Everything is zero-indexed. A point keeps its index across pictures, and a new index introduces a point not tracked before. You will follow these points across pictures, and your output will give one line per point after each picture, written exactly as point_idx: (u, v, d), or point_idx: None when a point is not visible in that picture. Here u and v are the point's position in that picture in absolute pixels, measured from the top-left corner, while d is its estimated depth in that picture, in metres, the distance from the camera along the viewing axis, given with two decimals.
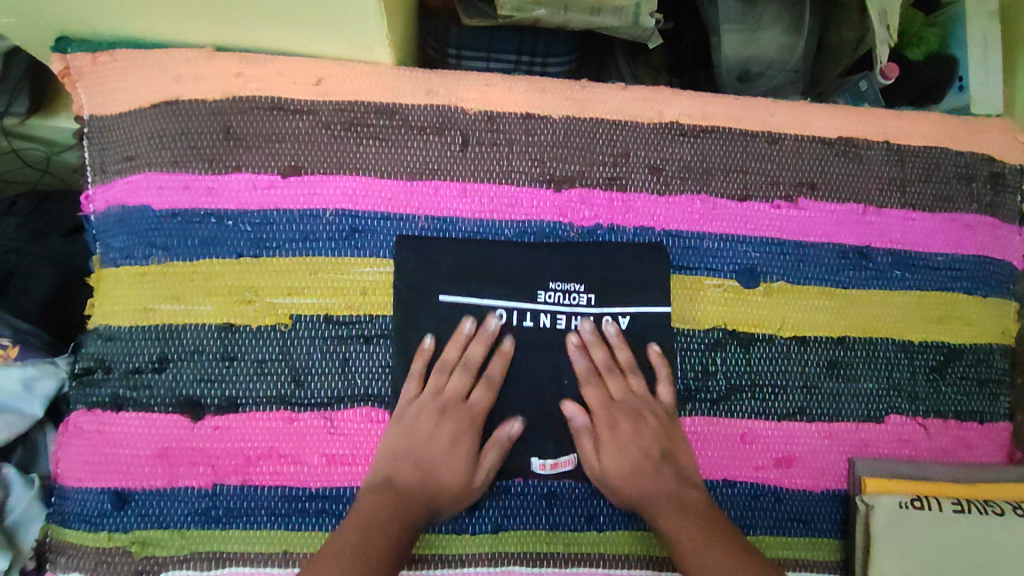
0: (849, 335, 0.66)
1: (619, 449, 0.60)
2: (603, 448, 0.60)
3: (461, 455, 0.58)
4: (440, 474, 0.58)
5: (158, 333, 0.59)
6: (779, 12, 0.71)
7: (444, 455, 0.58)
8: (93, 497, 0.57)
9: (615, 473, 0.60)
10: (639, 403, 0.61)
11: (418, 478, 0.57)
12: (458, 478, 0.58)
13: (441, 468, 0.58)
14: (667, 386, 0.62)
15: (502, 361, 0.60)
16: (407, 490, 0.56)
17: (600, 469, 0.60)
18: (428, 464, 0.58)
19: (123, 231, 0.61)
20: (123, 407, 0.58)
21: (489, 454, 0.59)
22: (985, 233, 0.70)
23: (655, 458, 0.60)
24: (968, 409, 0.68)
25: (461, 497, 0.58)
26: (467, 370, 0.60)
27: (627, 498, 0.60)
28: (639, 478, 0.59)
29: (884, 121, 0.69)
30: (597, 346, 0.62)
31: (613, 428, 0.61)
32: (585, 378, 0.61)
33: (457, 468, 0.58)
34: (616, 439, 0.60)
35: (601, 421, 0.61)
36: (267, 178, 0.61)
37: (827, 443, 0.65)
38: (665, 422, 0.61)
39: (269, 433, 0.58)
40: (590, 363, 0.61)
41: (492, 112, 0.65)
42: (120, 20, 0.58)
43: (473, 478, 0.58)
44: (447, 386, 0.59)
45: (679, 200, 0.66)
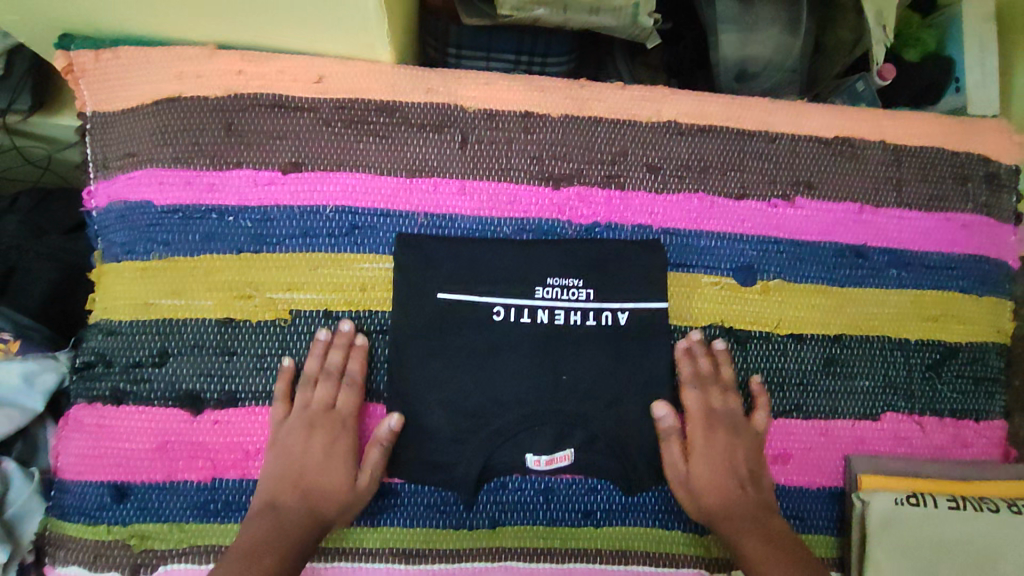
0: (845, 332, 0.67)
1: (709, 459, 0.61)
2: (694, 457, 0.61)
3: (339, 463, 0.58)
4: (323, 483, 0.57)
5: (159, 328, 0.60)
6: (777, 12, 0.71)
7: (323, 466, 0.57)
8: (92, 490, 0.57)
9: (700, 481, 0.60)
10: (735, 419, 0.63)
11: (307, 496, 0.56)
12: (341, 483, 0.57)
13: (322, 475, 0.57)
14: (764, 414, 0.63)
15: (361, 357, 0.60)
16: (293, 512, 0.55)
17: (688, 475, 0.61)
18: (310, 478, 0.57)
19: (124, 226, 0.61)
20: (123, 401, 0.58)
21: (373, 454, 0.58)
22: (981, 233, 0.70)
23: (741, 478, 0.61)
24: (964, 407, 0.68)
25: (353, 505, 0.57)
26: (330, 378, 0.59)
27: (706, 507, 0.60)
28: (723, 493, 0.60)
29: (881, 121, 0.70)
30: (699, 353, 0.63)
31: (708, 439, 0.62)
32: (689, 382, 0.62)
33: (340, 475, 0.57)
34: (707, 449, 0.61)
35: (694, 426, 0.62)
36: (268, 174, 0.62)
37: (824, 440, 0.65)
38: (755, 445, 0.63)
39: (268, 428, 0.59)
40: (696, 369, 0.63)
41: (491, 110, 0.65)
42: (123, 17, 0.58)
43: (356, 480, 0.58)
44: (314, 398, 0.59)
45: (677, 198, 0.66)
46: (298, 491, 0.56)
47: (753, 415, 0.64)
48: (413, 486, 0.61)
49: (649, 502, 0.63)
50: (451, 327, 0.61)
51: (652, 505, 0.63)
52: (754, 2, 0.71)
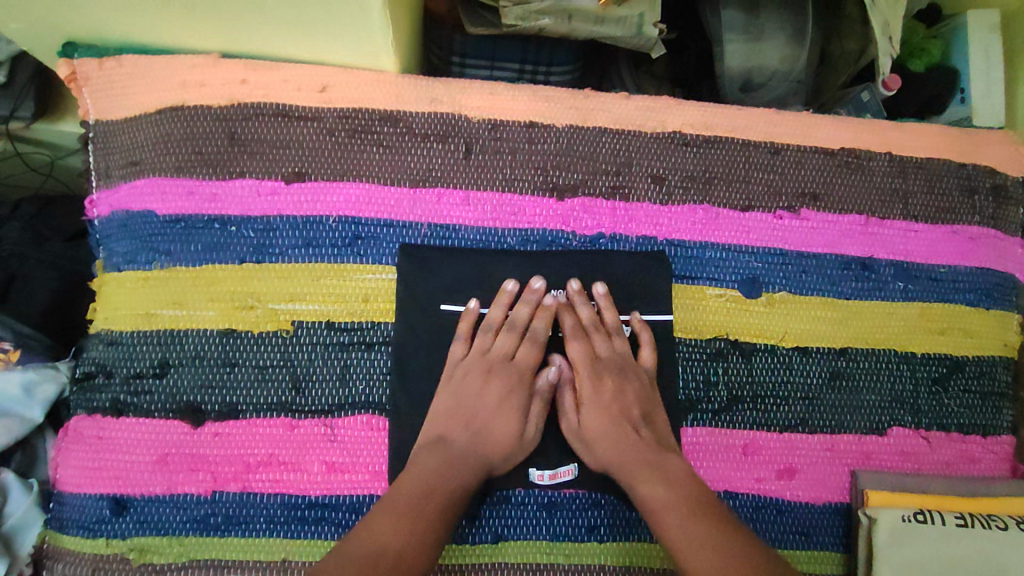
0: (851, 346, 0.66)
1: (601, 408, 0.61)
2: (585, 408, 0.61)
3: (511, 412, 0.60)
4: (492, 430, 0.59)
5: (160, 338, 0.59)
6: (783, 22, 0.71)
7: (494, 413, 0.59)
8: (91, 503, 0.57)
9: (591, 432, 0.60)
10: (622, 363, 0.62)
11: (473, 438, 0.58)
12: (508, 431, 0.60)
13: (496, 421, 0.59)
14: (650, 350, 0.63)
15: (547, 315, 0.61)
16: (461, 452, 0.57)
17: (580, 427, 0.61)
18: (480, 422, 0.59)
19: (126, 235, 0.61)
20: (123, 412, 0.58)
21: (535, 407, 0.61)
22: (988, 245, 0.70)
23: (635, 422, 0.60)
24: (972, 422, 0.67)
25: (515, 453, 0.60)
26: (514, 331, 0.61)
27: (601, 456, 0.60)
28: (614, 440, 0.59)
29: (887, 133, 0.69)
30: (580, 303, 0.62)
31: (596, 388, 0.61)
32: (570, 334, 0.62)
33: (508, 424, 0.60)
34: (597, 398, 0.61)
35: (581, 378, 0.62)
36: (270, 184, 0.61)
37: (829, 455, 0.65)
38: (645, 387, 0.62)
39: (269, 440, 0.58)
40: (578, 321, 0.62)
41: (496, 120, 0.65)
42: (126, 26, 0.58)
43: (523, 431, 0.60)
44: (493, 346, 0.61)
45: (682, 210, 0.66)
46: (468, 433, 0.59)
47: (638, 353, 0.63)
48: None
49: None
50: None
51: None
52: (759, 12, 0.71)
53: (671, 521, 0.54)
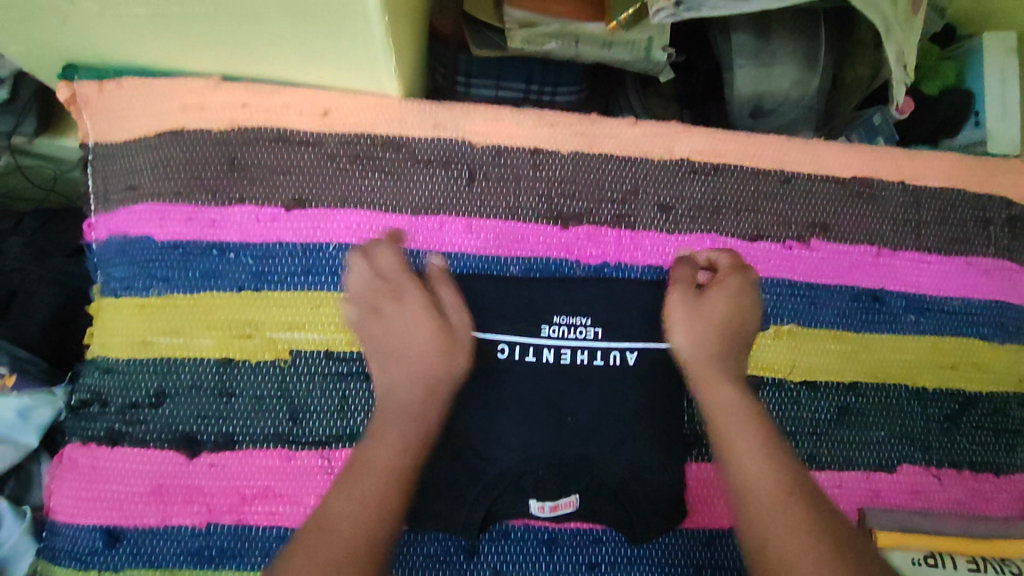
0: (860, 381, 0.65)
1: (721, 313, 0.56)
2: (704, 301, 0.56)
3: (418, 317, 0.54)
4: (399, 340, 0.53)
5: (156, 367, 0.58)
6: (794, 48, 0.69)
7: (401, 324, 0.54)
8: (85, 534, 0.56)
9: (697, 325, 0.55)
10: (752, 298, 0.58)
11: (405, 365, 0.52)
12: (428, 337, 0.53)
13: (421, 317, 0.54)
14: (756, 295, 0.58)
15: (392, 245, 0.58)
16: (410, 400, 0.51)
17: (699, 307, 0.56)
18: (394, 341, 0.53)
19: (123, 261, 0.60)
20: (118, 442, 0.57)
21: (441, 295, 0.56)
22: (1002, 278, 0.68)
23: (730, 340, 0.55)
24: (984, 460, 0.65)
25: (457, 349, 0.54)
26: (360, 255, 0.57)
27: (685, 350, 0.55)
28: (726, 341, 0.55)
29: (900, 161, 0.68)
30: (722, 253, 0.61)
31: (731, 300, 0.57)
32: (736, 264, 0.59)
33: (411, 324, 0.53)
34: (721, 307, 0.56)
35: (715, 282, 0.57)
36: (270, 210, 0.60)
37: (836, 492, 0.63)
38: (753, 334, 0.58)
39: (265, 472, 0.57)
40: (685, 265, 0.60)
41: (500, 146, 0.64)
42: (128, 49, 0.57)
43: (443, 322, 0.54)
44: (374, 269, 0.56)
45: (688, 239, 0.65)
46: (388, 369, 0.53)
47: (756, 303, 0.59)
48: (414, 534, 0.59)
49: (656, 555, 0.60)
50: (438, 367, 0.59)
51: (659, 558, 0.61)
52: (770, 37, 0.69)
53: (726, 390, 0.52)
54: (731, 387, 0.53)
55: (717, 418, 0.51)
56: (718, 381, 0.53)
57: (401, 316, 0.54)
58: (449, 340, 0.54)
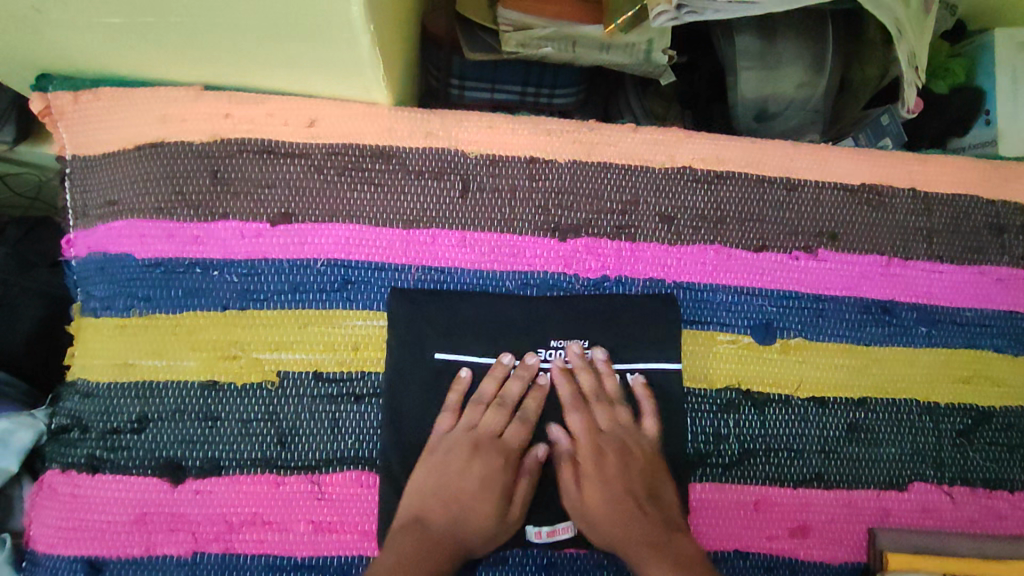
0: (870, 396, 0.62)
1: (601, 480, 0.58)
2: (587, 479, 0.58)
3: (492, 495, 0.56)
4: (473, 508, 0.56)
5: (139, 390, 0.56)
6: (800, 49, 0.67)
7: (474, 490, 0.56)
8: (65, 566, 0.54)
9: (599, 515, 0.56)
10: (622, 437, 0.59)
11: (450, 522, 0.55)
12: (489, 513, 0.56)
13: (455, 483, 0.56)
14: (652, 420, 0.59)
15: (541, 393, 0.59)
16: (431, 541, 0.53)
17: (580, 497, 0.57)
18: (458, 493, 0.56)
19: (104, 280, 0.58)
20: (99, 469, 0.55)
21: (523, 484, 0.57)
22: (1017, 287, 0.65)
23: (643, 499, 0.57)
24: (999, 477, 0.63)
25: (494, 536, 0.56)
26: (504, 408, 0.58)
27: (605, 533, 0.56)
28: (618, 501, 0.57)
29: (910, 167, 0.65)
30: (580, 368, 0.59)
31: (602, 462, 0.58)
32: (568, 405, 0.59)
33: (490, 504, 0.56)
34: (600, 474, 0.58)
35: (581, 450, 0.58)
36: (255, 226, 0.58)
37: (845, 511, 0.60)
38: (650, 457, 0.58)
39: (253, 498, 0.55)
40: (576, 390, 0.59)
41: (494, 156, 0.61)
42: (103, 58, 0.55)
43: (506, 512, 0.56)
44: (482, 421, 0.58)
45: (691, 250, 0.62)
46: (445, 513, 0.55)
47: (642, 424, 0.59)
48: None
49: None
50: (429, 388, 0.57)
51: None
52: (775, 39, 0.66)
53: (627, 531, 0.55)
54: (634, 524, 0.55)
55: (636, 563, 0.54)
56: (621, 529, 0.56)
57: (452, 476, 0.56)
58: (498, 526, 0.56)
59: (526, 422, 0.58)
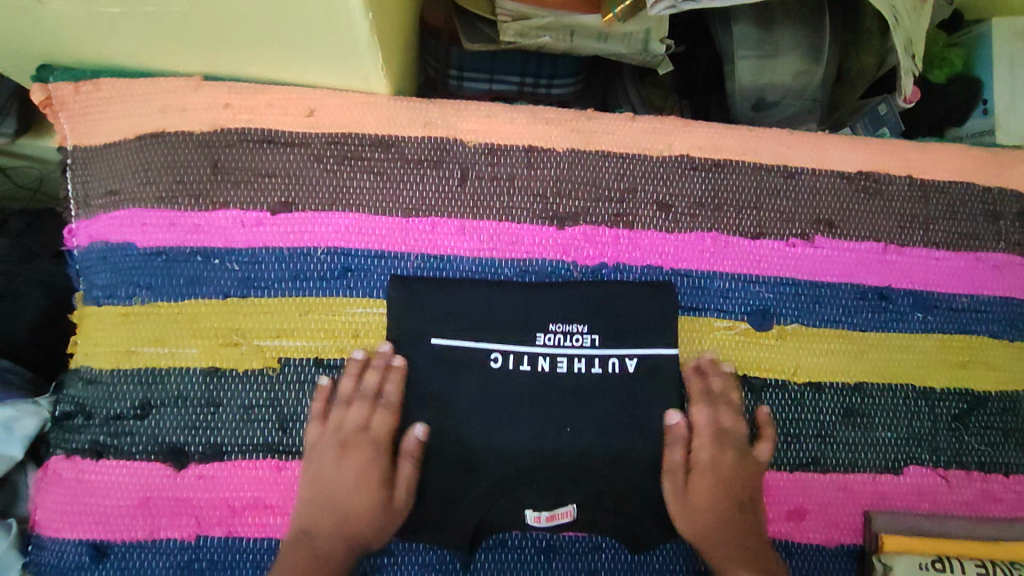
0: (866, 381, 0.63)
1: (710, 477, 0.58)
2: (694, 477, 0.58)
3: (370, 489, 0.55)
4: (353, 505, 0.55)
5: (141, 377, 0.57)
6: (797, 38, 0.67)
7: (350, 489, 0.55)
8: (71, 549, 0.54)
9: (694, 511, 0.57)
10: (741, 444, 0.59)
11: (340, 522, 0.54)
12: (371, 506, 0.55)
13: (334, 483, 0.55)
14: (768, 445, 0.60)
15: (399, 379, 0.57)
16: (326, 549, 0.53)
17: (684, 492, 0.58)
18: (330, 497, 0.55)
19: (106, 268, 0.59)
20: (102, 454, 0.55)
21: (405, 471, 0.55)
22: (1013, 274, 0.66)
23: (741, 507, 0.58)
24: (995, 461, 0.63)
25: (384, 529, 0.55)
26: (364, 401, 0.56)
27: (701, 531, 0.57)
28: (722, 505, 0.58)
29: (907, 154, 0.66)
30: (711, 371, 0.60)
31: (716, 461, 0.58)
32: (697, 398, 0.59)
33: (367, 501, 0.55)
34: (706, 469, 0.58)
35: (699, 442, 0.59)
36: (255, 214, 0.58)
37: (841, 495, 0.61)
38: (758, 473, 0.59)
39: (255, 483, 0.56)
40: (704, 386, 0.60)
41: (492, 145, 0.62)
42: (104, 49, 0.55)
43: (391, 502, 0.55)
44: (347, 418, 0.56)
45: (689, 237, 0.63)
46: (333, 517, 0.54)
47: (756, 443, 0.60)
48: (408, 543, 0.58)
49: (657, 562, 0.59)
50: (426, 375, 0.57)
51: (660, 565, 0.59)
52: (772, 27, 0.67)
53: (718, 533, 0.57)
54: (725, 528, 0.57)
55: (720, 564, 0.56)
56: (707, 528, 0.57)
57: (331, 477, 0.55)
58: (384, 519, 0.55)
59: (392, 413, 0.56)
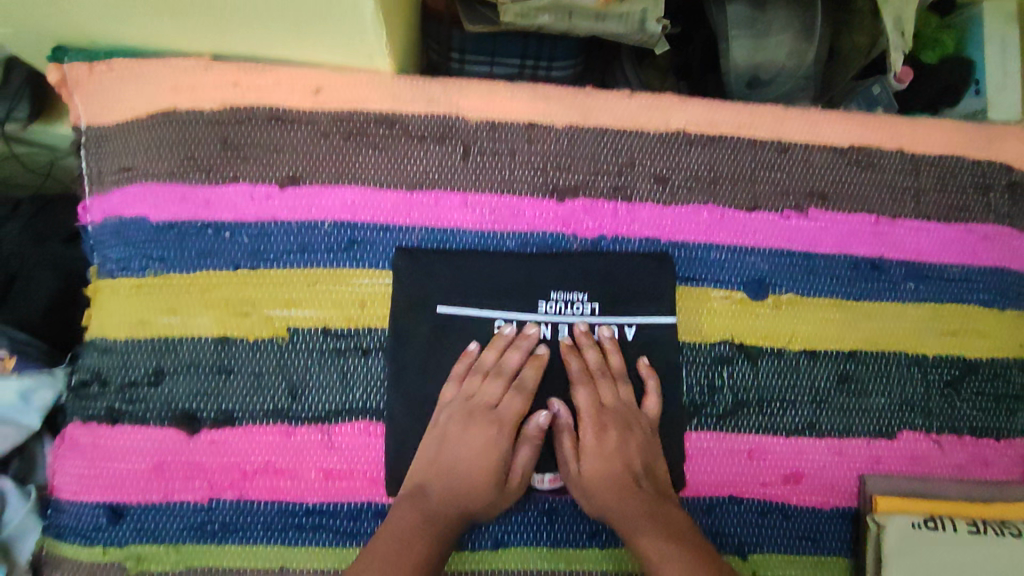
0: (860, 349, 0.64)
1: (599, 453, 0.59)
2: (585, 453, 0.59)
3: (491, 465, 0.57)
4: (477, 481, 0.56)
5: (155, 345, 0.58)
6: (790, 16, 0.68)
7: (473, 463, 0.57)
8: (88, 511, 0.56)
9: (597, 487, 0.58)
10: (628, 414, 0.60)
11: (455, 494, 0.56)
12: (493, 483, 0.57)
13: (461, 460, 0.57)
14: (655, 400, 0.61)
15: (539, 363, 0.59)
16: (443, 518, 0.55)
17: (579, 472, 0.58)
18: (454, 470, 0.57)
19: (120, 242, 0.60)
20: (118, 420, 0.57)
21: (524, 452, 0.58)
22: (1003, 244, 0.67)
23: (636, 475, 0.58)
24: (986, 425, 0.65)
25: (498, 503, 0.57)
26: (502, 376, 0.58)
27: (600, 504, 0.57)
28: (619, 476, 0.58)
29: (898, 129, 0.67)
30: (586, 346, 0.60)
31: (623, 435, 0.59)
32: (576, 379, 0.59)
33: (492, 474, 0.57)
34: (601, 447, 0.59)
35: (583, 422, 0.59)
36: (264, 188, 0.60)
37: (836, 459, 0.63)
38: (648, 435, 0.60)
39: (265, 447, 0.57)
40: (584, 365, 0.60)
41: (493, 121, 0.63)
42: (116, 30, 0.57)
43: (508, 482, 0.58)
44: (479, 393, 0.58)
45: (685, 210, 0.64)
46: (448, 487, 0.56)
47: (643, 405, 0.61)
48: None
49: None
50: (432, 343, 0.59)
51: None
52: (766, 6, 0.68)
53: (621, 503, 0.57)
54: (629, 498, 0.57)
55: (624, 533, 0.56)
56: (610, 503, 0.57)
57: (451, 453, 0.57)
58: (503, 495, 0.57)
59: (522, 395, 0.59)
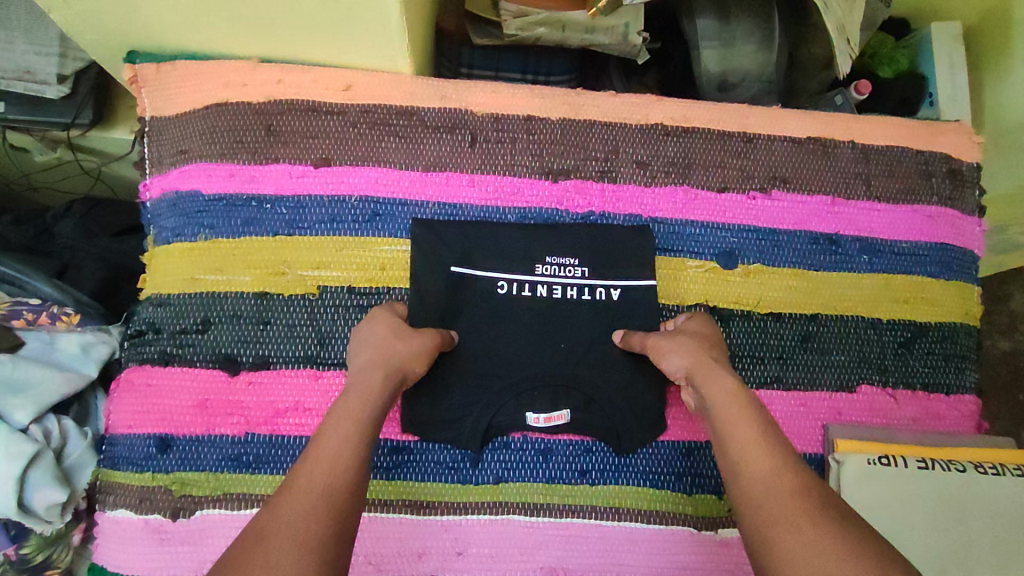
0: (821, 312, 0.73)
1: (697, 328, 0.65)
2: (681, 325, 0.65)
3: (398, 330, 0.61)
4: (386, 341, 0.60)
5: (203, 299, 0.67)
6: (752, 29, 0.79)
7: (381, 333, 0.61)
8: (140, 442, 0.64)
9: (681, 338, 0.61)
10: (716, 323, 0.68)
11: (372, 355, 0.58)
12: (399, 336, 0.60)
13: (375, 332, 0.61)
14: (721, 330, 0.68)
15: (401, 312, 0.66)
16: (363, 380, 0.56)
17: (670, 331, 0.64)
18: (365, 347, 0.60)
19: (175, 213, 0.70)
20: (170, 362, 0.66)
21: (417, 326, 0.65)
22: (946, 223, 0.76)
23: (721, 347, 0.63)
24: (935, 381, 0.73)
25: (420, 349, 0.60)
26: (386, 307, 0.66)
27: (684, 353, 0.60)
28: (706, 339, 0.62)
29: (850, 124, 0.77)
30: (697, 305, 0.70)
31: (696, 321, 0.66)
32: (585, 340, 0.68)
33: (393, 332, 0.61)
34: (695, 325, 0.65)
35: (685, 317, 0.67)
36: (301, 167, 0.70)
37: (803, 409, 0.70)
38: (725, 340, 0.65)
39: (297, 389, 0.66)
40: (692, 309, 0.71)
41: (497, 114, 0.73)
42: (181, 36, 0.68)
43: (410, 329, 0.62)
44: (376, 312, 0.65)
45: (664, 190, 0.74)
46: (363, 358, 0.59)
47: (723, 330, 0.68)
48: (426, 444, 0.67)
49: (644, 464, 0.68)
50: (443, 300, 0.68)
51: (646, 466, 0.68)
52: (731, 21, 0.79)
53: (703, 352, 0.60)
54: (707, 352, 0.60)
55: (701, 377, 0.58)
56: (694, 350, 0.60)
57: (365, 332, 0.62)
58: (418, 342, 0.60)
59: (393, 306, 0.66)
